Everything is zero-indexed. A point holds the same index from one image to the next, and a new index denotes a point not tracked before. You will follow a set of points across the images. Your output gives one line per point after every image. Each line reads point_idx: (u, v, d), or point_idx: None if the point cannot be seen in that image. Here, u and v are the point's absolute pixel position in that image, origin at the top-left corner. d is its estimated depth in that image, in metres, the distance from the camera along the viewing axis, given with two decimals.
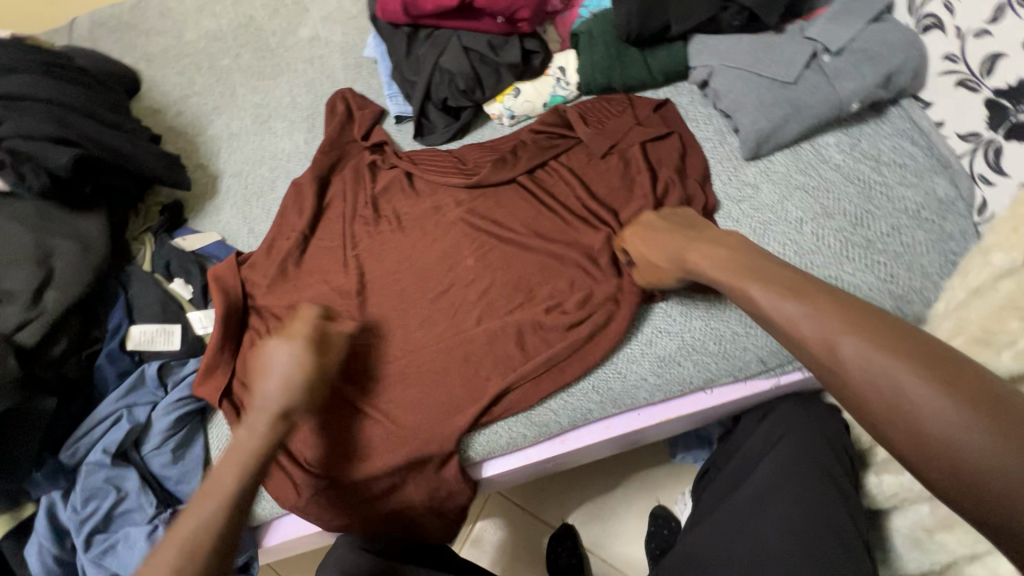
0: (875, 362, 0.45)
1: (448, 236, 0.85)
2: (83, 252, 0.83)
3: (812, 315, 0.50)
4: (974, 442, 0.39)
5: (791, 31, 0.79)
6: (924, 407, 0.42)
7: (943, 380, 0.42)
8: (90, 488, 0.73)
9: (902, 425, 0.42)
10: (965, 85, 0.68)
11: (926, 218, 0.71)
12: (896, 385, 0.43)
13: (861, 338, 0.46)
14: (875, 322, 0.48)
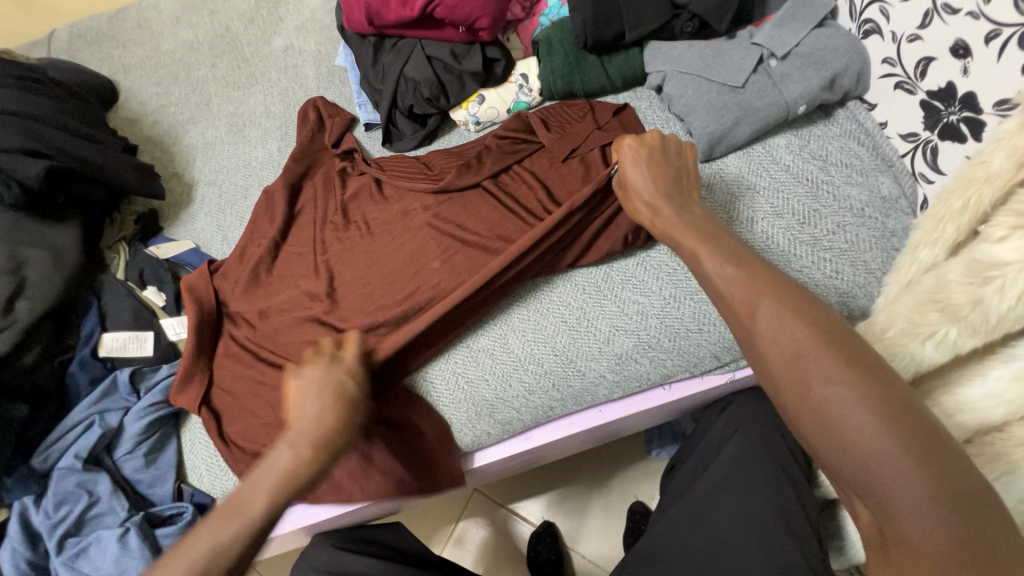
0: (783, 334, 0.47)
1: (414, 240, 0.86)
2: (55, 261, 0.85)
3: (742, 287, 0.52)
4: (851, 420, 0.42)
5: (740, 37, 0.82)
6: (816, 378, 0.44)
7: (841, 360, 0.44)
8: (62, 493, 0.75)
9: (790, 382, 0.46)
10: (902, 87, 0.71)
11: (870, 216, 0.74)
12: (784, 341, 0.47)
13: (780, 315, 0.48)
14: (798, 299, 0.49)
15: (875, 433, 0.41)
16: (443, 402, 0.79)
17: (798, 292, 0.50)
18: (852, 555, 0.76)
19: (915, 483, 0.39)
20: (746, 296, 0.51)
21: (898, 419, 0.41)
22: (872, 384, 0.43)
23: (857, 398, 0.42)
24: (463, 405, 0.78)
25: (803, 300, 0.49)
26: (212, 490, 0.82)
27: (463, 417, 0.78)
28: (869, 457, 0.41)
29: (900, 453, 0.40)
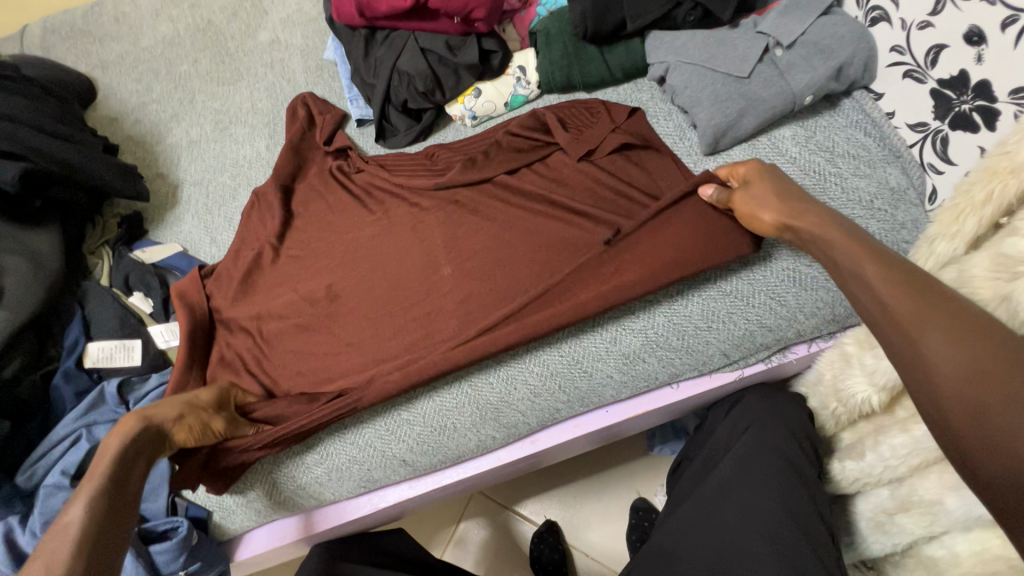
0: (959, 355, 0.42)
1: (428, 238, 0.84)
2: (33, 268, 0.81)
3: (903, 301, 0.46)
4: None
5: (744, 25, 0.79)
6: (1002, 406, 0.39)
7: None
8: (49, 512, 0.70)
9: (961, 407, 0.41)
10: (911, 76, 0.70)
11: (879, 208, 0.72)
12: (965, 362, 0.41)
13: (950, 335, 0.43)
14: (969, 319, 0.43)
15: None
16: (446, 406, 0.76)
17: (966, 309, 0.44)
18: (863, 550, 0.76)
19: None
20: (908, 309, 0.45)
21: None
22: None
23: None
24: (467, 409, 0.76)
25: (974, 318, 0.43)
26: (207, 503, 0.79)
27: (468, 422, 0.76)
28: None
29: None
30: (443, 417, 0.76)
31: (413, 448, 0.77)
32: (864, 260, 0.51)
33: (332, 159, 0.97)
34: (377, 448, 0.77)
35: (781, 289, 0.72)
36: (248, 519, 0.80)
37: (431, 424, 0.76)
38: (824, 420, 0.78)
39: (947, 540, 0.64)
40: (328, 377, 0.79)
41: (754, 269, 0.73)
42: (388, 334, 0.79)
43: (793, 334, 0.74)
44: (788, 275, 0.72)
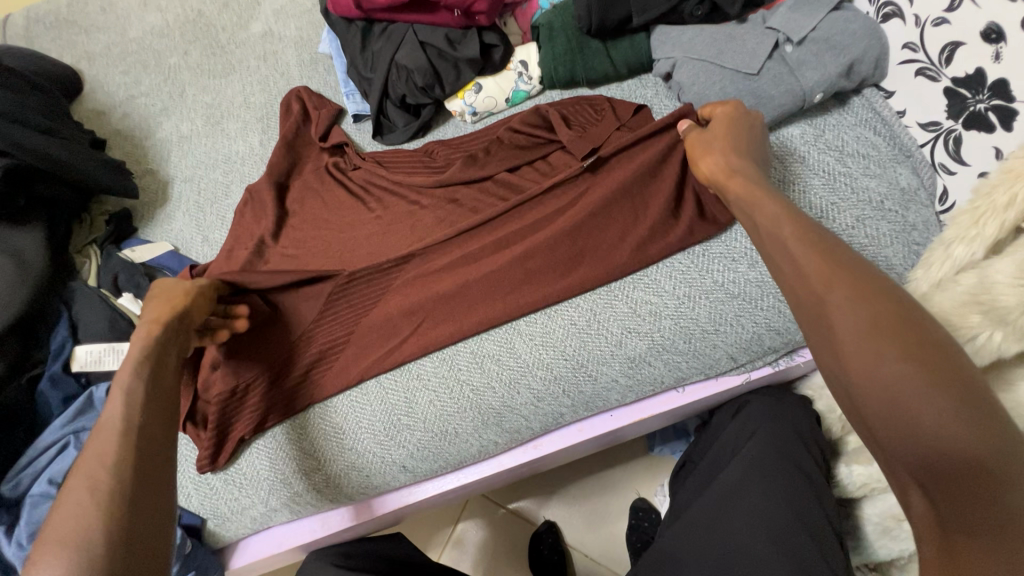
0: (859, 316, 0.43)
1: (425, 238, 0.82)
2: (18, 269, 0.78)
3: (812, 265, 0.47)
4: (922, 411, 0.38)
5: (753, 20, 0.77)
6: (895, 365, 0.40)
7: (907, 346, 0.40)
8: (36, 522, 0.68)
9: (856, 363, 0.42)
10: (924, 74, 0.68)
11: (890, 209, 0.71)
12: (864, 323, 0.43)
13: (848, 298, 0.44)
14: (870, 282, 0.45)
15: (952, 422, 0.37)
16: (447, 411, 0.74)
17: (868, 274, 0.46)
18: (869, 554, 0.75)
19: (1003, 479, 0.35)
20: (817, 273, 0.46)
21: (975, 411, 0.37)
22: (946, 374, 0.39)
23: (932, 389, 0.38)
24: (469, 414, 0.74)
25: (873, 282, 0.45)
26: (201, 510, 0.77)
27: (469, 427, 0.74)
28: (942, 452, 0.37)
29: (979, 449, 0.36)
30: (444, 422, 0.74)
31: (413, 453, 0.75)
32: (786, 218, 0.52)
33: (329, 156, 0.94)
34: (376, 453, 0.75)
35: None
36: (244, 526, 0.78)
37: (431, 429, 0.75)
38: (831, 422, 0.79)
39: None
40: (325, 366, 0.78)
41: (738, 262, 0.73)
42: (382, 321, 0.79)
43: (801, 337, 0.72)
44: None
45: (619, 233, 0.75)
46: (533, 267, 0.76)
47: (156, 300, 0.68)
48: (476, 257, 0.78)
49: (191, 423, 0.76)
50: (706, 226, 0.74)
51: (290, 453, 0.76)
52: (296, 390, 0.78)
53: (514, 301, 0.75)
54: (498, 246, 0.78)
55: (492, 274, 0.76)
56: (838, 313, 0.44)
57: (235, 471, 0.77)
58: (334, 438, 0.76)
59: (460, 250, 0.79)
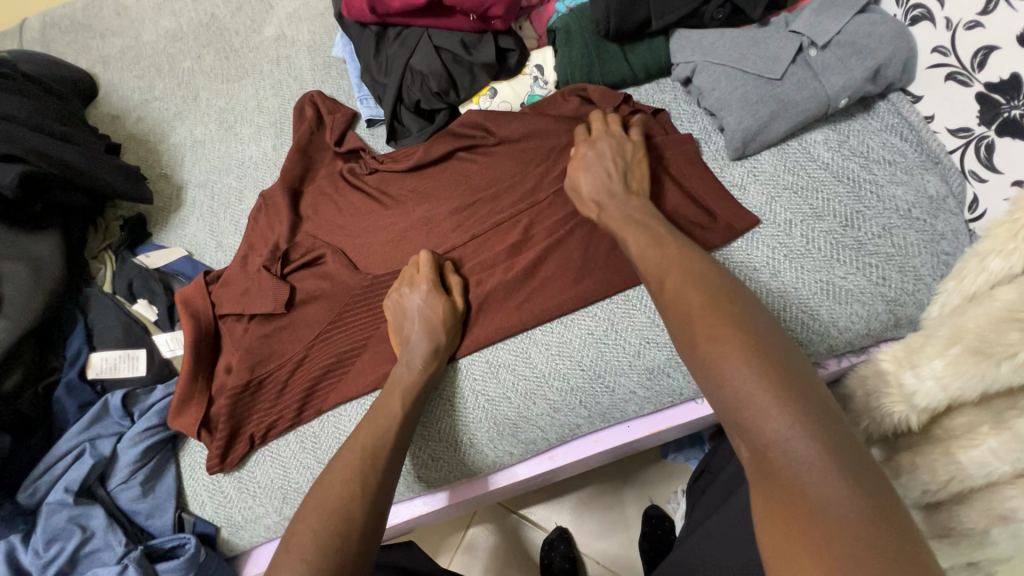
0: (703, 311, 0.51)
1: (440, 243, 0.82)
2: (35, 276, 0.78)
3: (686, 292, 0.54)
4: (769, 416, 0.42)
5: (775, 23, 0.76)
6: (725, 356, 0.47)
7: (756, 359, 0.45)
8: (52, 530, 0.68)
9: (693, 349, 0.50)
10: (955, 79, 0.66)
11: (918, 217, 0.69)
12: (706, 318, 0.51)
13: (713, 323, 0.50)
14: (735, 312, 0.50)
15: (777, 410, 0.42)
16: (461, 421, 0.74)
17: (738, 306, 0.51)
18: None
19: (828, 484, 0.38)
20: (694, 304, 0.53)
21: (813, 423, 0.41)
22: (797, 393, 0.43)
23: (779, 401, 0.43)
24: (483, 424, 0.74)
25: (739, 313, 0.50)
26: (216, 518, 0.77)
27: (485, 438, 0.74)
28: (784, 454, 0.41)
29: (816, 458, 0.39)
30: (458, 432, 0.74)
31: (425, 464, 0.74)
32: (651, 245, 0.63)
33: (343, 161, 0.94)
34: None
35: (813, 302, 0.69)
36: (258, 535, 0.77)
37: (446, 439, 0.74)
38: None
39: None
40: (339, 372, 0.78)
41: (762, 271, 0.70)
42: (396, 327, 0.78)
43: (825, 349, 0.69)
44: (819, 287, 0.69)
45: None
46: (550, 277, 0.75)
47: (420, 334, 0.72)
48: (492, 265, 0.78)
49: (204, 433, 0.77)
50: (724, 234, 0.72)
51: (302, 459, 0.76)
52: (308, 395, 0.77)
53: (531, 312, 0.74)
54: (515, 254, 0.77)
55: (509, 283, 0.75)
56: (681, 309, 0.54)
57: (249, 479, 0.77)
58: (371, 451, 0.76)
59: (476, 260, 0.79)
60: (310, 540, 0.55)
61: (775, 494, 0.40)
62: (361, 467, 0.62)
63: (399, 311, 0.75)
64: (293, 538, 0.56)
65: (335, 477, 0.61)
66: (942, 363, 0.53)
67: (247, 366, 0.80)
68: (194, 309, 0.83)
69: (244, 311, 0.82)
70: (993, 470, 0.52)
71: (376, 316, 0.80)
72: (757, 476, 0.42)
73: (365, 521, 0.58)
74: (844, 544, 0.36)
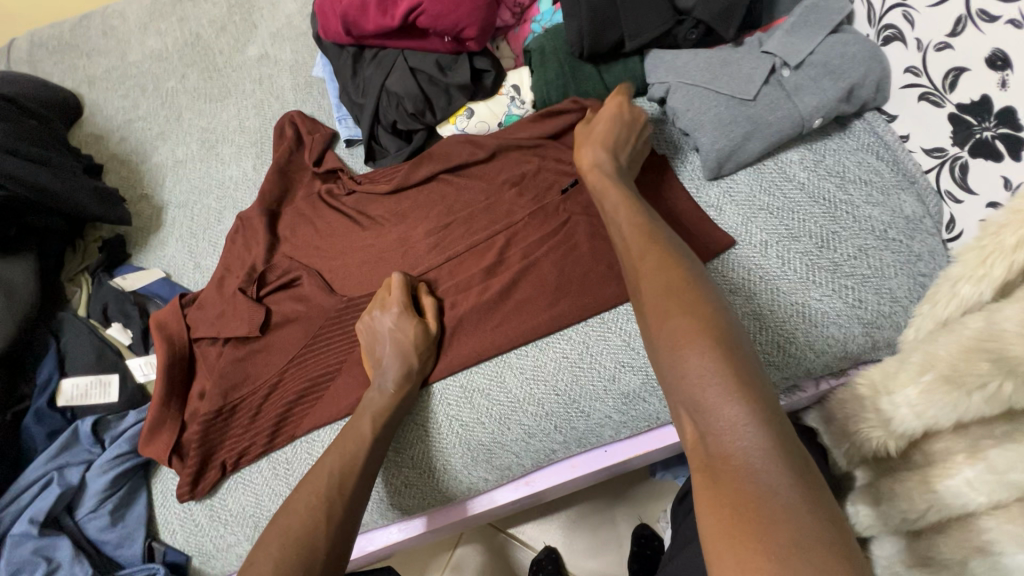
0: (670, 290, 0.51)
1: (416, 264, 0.81)
2: (6, 301, 0.77)
3: (654, 274, 0.53)
4: (723, 400, 0.41)
5: (749, 44, 0.75)
6: (686, 335, 0.46)
7: (719, 343, 0.45)
8: (16, 563, 0.67)
9: (658, 325, 0.49)
10: (928, 99, 0.66)
11: (894, 238, 0.68)
12: (675, 296, 0.50)
13: (683, 305, 0.49)
14: (702, 297, 0.49)
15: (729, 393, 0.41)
16: (435, 446, 0.73)
17: (705, 290, 0.50)
18: None
19: (771, 470, 0.38)
20: (661, 286, 0.51)
21: (763, 411, 0.41)
22: (753, 381, 0.42)
23: (735, 387, 0.42)
24: (457, 450, 0.72)
25: (708, 296, 0.50)
26: (187, 547, 0.75)
27: (458, 463, 0.73)
28: (734, 438, 0.40)
29: (764, 447, 0.39)
30: (432, 457, 0.73)
31: (399, 489, 0.73)
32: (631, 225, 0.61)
33: (322, 182, 0.93)
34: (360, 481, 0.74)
35: (789, 325, 0.68)
36: (230, 564, 0.76)
37: (419, 465, 0.73)
38: None
39: None
40: (314, 397, 0.77)
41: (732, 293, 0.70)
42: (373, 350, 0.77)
43: (803, 373, 0.69)
44: (795, 310, 0.68)
45: (610, 262, 0.73)
46: (524, 300, 0.74)
47: (392, 361, 0.71)
48: (467, 287, 0.77)
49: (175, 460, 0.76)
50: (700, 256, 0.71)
51: (273, 486, 0.75)
52: (281, 421, 0.76)
53: (504, 335, 0.73)
54: (490, 275, 0.77)
55: (484, 306, 0.75)
56: (651, 288, 0.52)
57: (221, 507, 0.75)
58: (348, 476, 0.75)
59: (451, 284, 0.78)
60: (271, 574, 0.53)
61: (721, 478, 0.39)
62: (326, 499, 0.61)
63: (371, 332, 0.74)
64: (255, 571, 0.54)
65: (300, 508, 0.60)
66: (917, 390, 0.51)
67: (222, 391, 0.79)
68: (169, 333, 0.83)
69: (218, 335, 0.81)
70: (969, 502, 0.50)
71: (353, 339, 0.79)
72: (701, 458, 0.41)
73: (330, 553, 0.57)
74: (784, 533, 0.35)
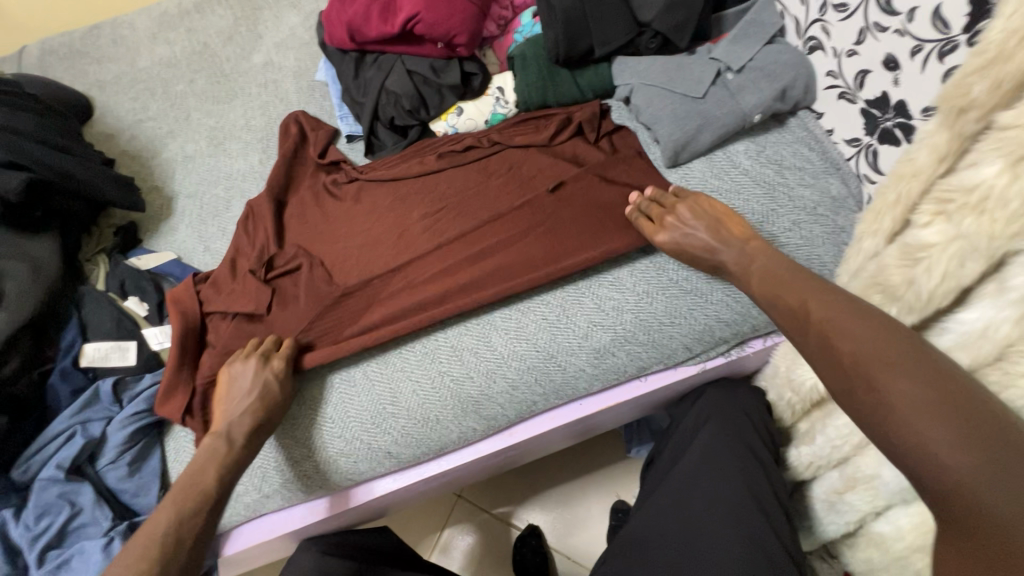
0: (868, 346, 0.50)
1: (409, 249, 0.89)
2: (34, 273, 0.85)
3: (843, 327, 0.52)
4: (951, 460, 0.41)
5: (699, 52, 0.88)
6: (895, 396, 0.46)
7: (937, 401, 0.44)
8: (43, 504, 0.74)
9: (854, 383, 0.50)
10: (844, 97, 0.79)
11: (822, 214, 0.80)
12: (871, 353, 0.49)
13: (891, 363, 0.48)
14: (912, 353, 0.48)
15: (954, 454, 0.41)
16: (428, 400, 0.81)
17: (911, 345, 0.48)
18: (820, 532, 0.81)
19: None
20: (845, 341, 0.52)
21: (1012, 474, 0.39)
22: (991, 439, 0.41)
23: (950, 426, 0.42)
24: (448, 402, 0.81)
25: (918, 351, 0.48)
26: None
27: (449, 416, 0.81)
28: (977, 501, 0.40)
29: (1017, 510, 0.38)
30: (425, 409, 0.81)
31: (396, 441, 0.81)
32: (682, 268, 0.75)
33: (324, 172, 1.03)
34: (362, 441, 0.81)
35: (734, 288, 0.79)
36: (238, 512, 0.82)
37: (414, 418, 0.81)
38: (782, 410, 0.84)
39: (890, 515, 0.70)
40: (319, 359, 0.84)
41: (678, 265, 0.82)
42: (372, 316, 0.86)
43: (748, 328, 0.80)
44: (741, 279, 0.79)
45: (583, 235, 0.83)
46: (508, 273, 0.82)
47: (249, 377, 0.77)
48: (457, 264, 0.86)
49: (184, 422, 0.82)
50: None
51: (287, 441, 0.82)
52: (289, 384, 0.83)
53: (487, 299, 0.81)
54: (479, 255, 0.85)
55: (472, 275, 0.84)
56: (843, 342, 0.52)
57: None
58: (336, 436, 0.81)
59: (440, 264, 0.86)
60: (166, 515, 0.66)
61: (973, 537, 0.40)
62: None
63: (236, 373, 0.79)
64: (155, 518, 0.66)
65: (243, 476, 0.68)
66: None
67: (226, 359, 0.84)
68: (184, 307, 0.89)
69: (227, 309, 0.87)
70: None
71: (349, 318, 0.85)
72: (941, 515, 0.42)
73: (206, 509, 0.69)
74: None
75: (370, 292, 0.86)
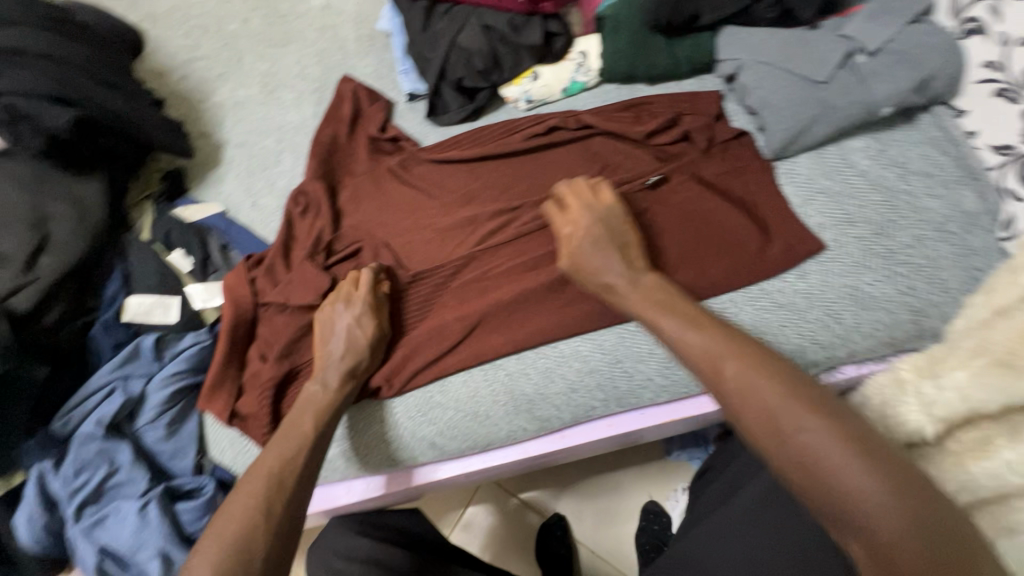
0: (753, 395, 0.48)
1: (485, 252, 0.81)
2: (79, 216, 0.81)
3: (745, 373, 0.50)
4: (869, 511, 0.41)
5: (826, 27, 0.76)
6: (803, 438, 0.45)
7: (862, 451, 0.43)
8: (83, 460, 0.74)
9: (762, 430, 0.47)
10: (1003, 95, 0.67)
11: (951, 231, 0.69)
12: (773, 409, 0.47)
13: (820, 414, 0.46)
14: (828, 406, 0.46)
15: (880, 505, 0.41)
16: (481, 393, 0.75)
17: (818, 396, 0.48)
18: None
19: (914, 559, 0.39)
20: (728, 359, 0.51)
21: (918, 514, 0.40)
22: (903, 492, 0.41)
23: (867, 472, 0.42)
24: (502, 399, 0.75)
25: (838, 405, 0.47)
26: (232, 467, 0.79)
27: (501, 413, 0.75)
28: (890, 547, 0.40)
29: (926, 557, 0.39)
30: (477, 403, 0.75)
31: (443, 432, 0.76)
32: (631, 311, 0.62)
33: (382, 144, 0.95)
34: (408, 427, 0.76)
35: (839, 305, 0.70)
36: None
37: (464, 411, 0.75)
38: None
39: None
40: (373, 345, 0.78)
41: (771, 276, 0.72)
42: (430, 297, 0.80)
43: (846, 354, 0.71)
44: (846, 291, 0.70)
45: (680, 260, 0.74)
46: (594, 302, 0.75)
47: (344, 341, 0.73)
48: (537, 264, 0.79)
49: (236, 416, 0.78)
50: (778, 242, 0.72)
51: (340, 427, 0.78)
52: None
53: (573, 316, 0.75)
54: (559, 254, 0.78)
55: (536, 262, 0.79)
56: (739, 387, 0.49)
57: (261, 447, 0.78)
58: (380, 420, 0.77)
59: (521, 278, 0.78)
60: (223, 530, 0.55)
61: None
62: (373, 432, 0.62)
63: (326, 320, 0.75)
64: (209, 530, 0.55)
65: (276, 453, 0.62)
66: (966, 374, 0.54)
67: (285, 354, 0.79)
68: (237, 281, 0.82)
69: (286, 303, 0.80)
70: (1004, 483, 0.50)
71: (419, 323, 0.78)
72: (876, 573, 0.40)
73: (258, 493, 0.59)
74: None
75: (443, 286, 0.80)
